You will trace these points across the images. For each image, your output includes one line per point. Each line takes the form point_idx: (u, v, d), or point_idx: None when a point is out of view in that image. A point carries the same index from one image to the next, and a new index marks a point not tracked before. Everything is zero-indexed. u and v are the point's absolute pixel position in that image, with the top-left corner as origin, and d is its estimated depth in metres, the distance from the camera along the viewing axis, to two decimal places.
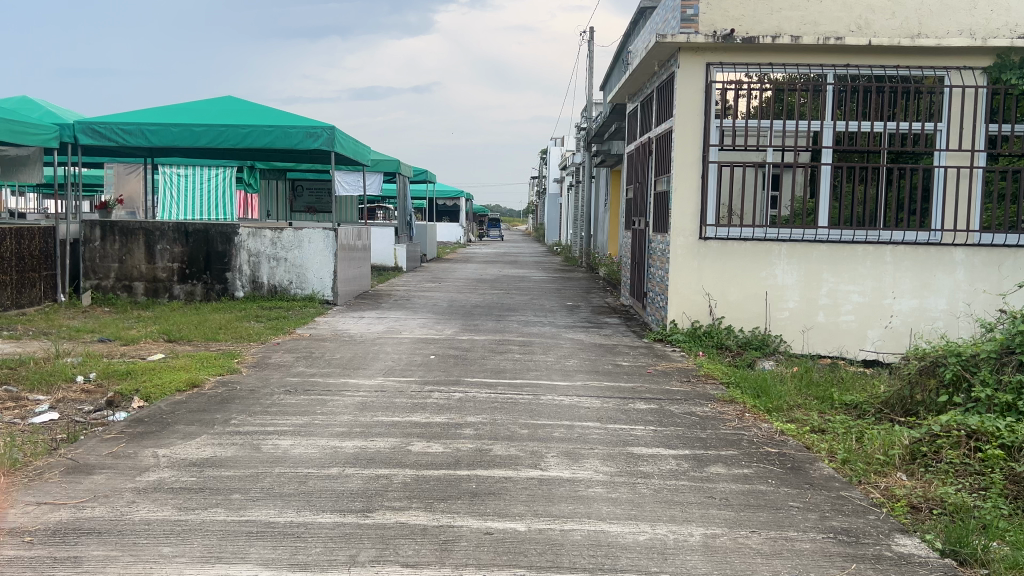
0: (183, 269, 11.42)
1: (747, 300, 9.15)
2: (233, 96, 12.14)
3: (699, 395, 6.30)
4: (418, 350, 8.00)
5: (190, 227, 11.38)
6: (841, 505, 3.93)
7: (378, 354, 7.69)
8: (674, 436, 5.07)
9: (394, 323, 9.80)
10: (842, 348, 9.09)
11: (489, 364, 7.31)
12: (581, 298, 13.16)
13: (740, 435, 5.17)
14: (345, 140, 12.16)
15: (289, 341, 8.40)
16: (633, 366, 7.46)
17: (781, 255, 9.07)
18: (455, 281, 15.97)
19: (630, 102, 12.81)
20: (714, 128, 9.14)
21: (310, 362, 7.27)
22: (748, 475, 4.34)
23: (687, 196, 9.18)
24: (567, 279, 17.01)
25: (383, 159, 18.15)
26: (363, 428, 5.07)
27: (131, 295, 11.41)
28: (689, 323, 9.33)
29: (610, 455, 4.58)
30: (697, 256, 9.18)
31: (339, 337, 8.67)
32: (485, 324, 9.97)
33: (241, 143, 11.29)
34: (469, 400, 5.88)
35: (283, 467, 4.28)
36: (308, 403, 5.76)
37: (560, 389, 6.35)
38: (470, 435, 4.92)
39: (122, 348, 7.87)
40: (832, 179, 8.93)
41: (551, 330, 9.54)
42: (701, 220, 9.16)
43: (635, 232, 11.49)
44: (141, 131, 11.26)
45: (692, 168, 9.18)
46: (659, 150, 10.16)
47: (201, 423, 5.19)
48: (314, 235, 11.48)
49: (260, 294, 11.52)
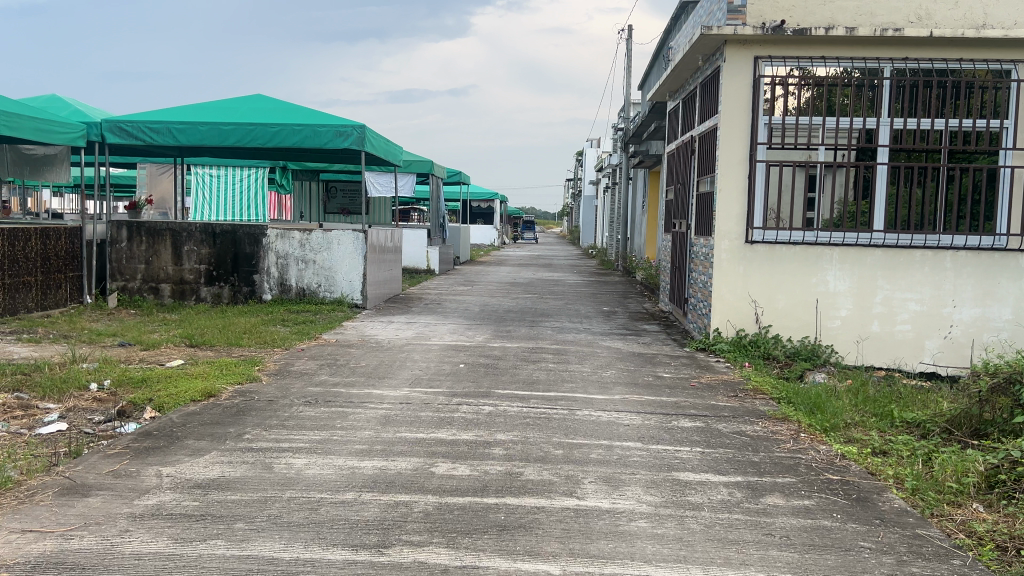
0: (210, 271, 11.16)
1: (796, 307, 8.65)
2: (263, 94, 11.89)
3: (749, 412, 5.83)
4: (447, 358, 7.61)
5: (218, 228, 11.13)
6: (919, 547, 3.45)
7: (405, 362, 7.32)
8: (724, 460, 4.61)
9: (424, 329, 9.43)
10: (898, 359, 8.54)
11: (522, 375, 6.90)
12: (618, 304, 12.70)
13: (797, 459, 4.70)
14: (376, 140, 11.85)
15: (313, 347, 8.06)
16: (675, 378, 7.00)
17: (832, 260, 8.55)
18: (488, 285, 15.58)
19: (670, 100, 12.35)
20: (761, 125, 8.66)
21: (334, 370, 6.91)
22: (810, 508, 3.88)
23: (732, 197, 8.71)
24: (604, 284, 16.54)
25: (417, 160, 17.85)
26: (384, 446, 4.68)
27: (158, 297, 11.19)
28: (734, 332, 8.84)
29: (654, 481, 4.15)
30: (743, 261, 8.71)
31: (366, 343, 8.31)
32: (518, 330, 9.56)
33: (270, 142, 11.01)
34: (500, 415, 5.47)
35: (295, 491, 3.90)
36: (328, 416, 5.39)
37: (598, 404, 5.92)
38: (499, 456, 4.52)
39: (141, 354, 7.58)
40: (889, 179, 8.43)
41: (587, 338, 9.10)
42: (747, 223, 8.67)
43: (676, 235, 11.03)
44: (169, 129, 11.05)
45: (738, 168, 8.70)
46: (702, 149, 9.70)
47: (212, 438, 4.83)
48: (344, 236, 11.18)
49: (288, 297, 11.23)
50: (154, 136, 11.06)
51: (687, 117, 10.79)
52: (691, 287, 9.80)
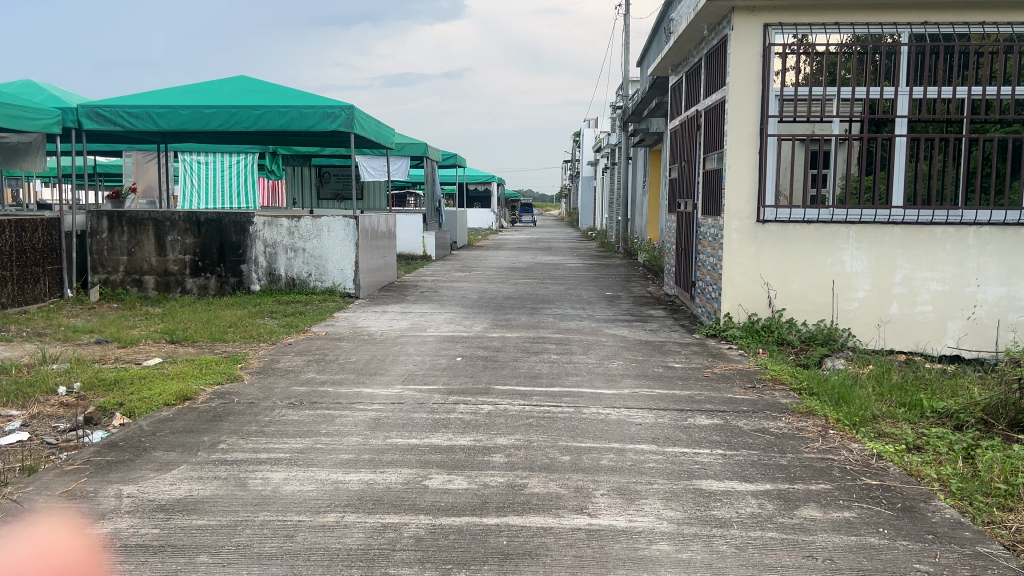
0: (195, 262, 10.69)
1: (811, 290, 8.20)
2: (246, 75, 11.35)
3: (769, 406, 5.36)
4: (443, 351, 7.14)
5: (202, 216, 10.65)
6: (982, 570, 3.00)
7: (398, 356, 6.86)
8: (749, 466, 4.15)
9: (419, 319, 8.97)
10: (919, 342, 8.10)
11: (523, 368, 6.43)
12: (621, 288, 12.22)
13: (829, 462, 4.24)
14: (366, 121, 11.33)
15: (302, 341, 7.60)
16: (687, 369, 6.53)
17: (849, 239, 8.08)
18: (486, 270, 15.10)
19: (673, 72, 11.84)
20: (773, 97, 8.16)
21: (322, 367, 6.45)
22: (852, 521, 3.43)
23: (743, 174, 8.22)
24: (605, 267, 16.06)
25: (410, 142, 17.32)
26: (373, 455, 4.23)
27: (141, 290, 10.72)
28: (746, 317, 8.40)
29: (674, 493, 3.70)
30: (754, 242, 8.24)
31: (357, 336, 7.84)
32: (518, 318, 9.10)
33: (253, 126, 10.50)
34: (500, 415, 5.02)
35: (269, 513, 3.45)
36: (314, 420, 4.94)
37: (606, 400, 5.46)
38: (500, 465, 4.07)
39: (117, 353, 7.12)
40: (908, 152, 7.94)
41: (591, 326, 8.64)
42: (759, 201, 8.18)
43: (681, 215, 10.55)
44: (148, 114, 10.55)
45: (748, 143, 8.19)
46: (709, 124, 9.21)
47: (183, 449, 4.37)
48: (334, 223, 10.68)
49: (277, 288, 10.76)
50: (133, 122, 10.57)
51: (692, 91, 10.28)
52: (699, 270, 9.34)
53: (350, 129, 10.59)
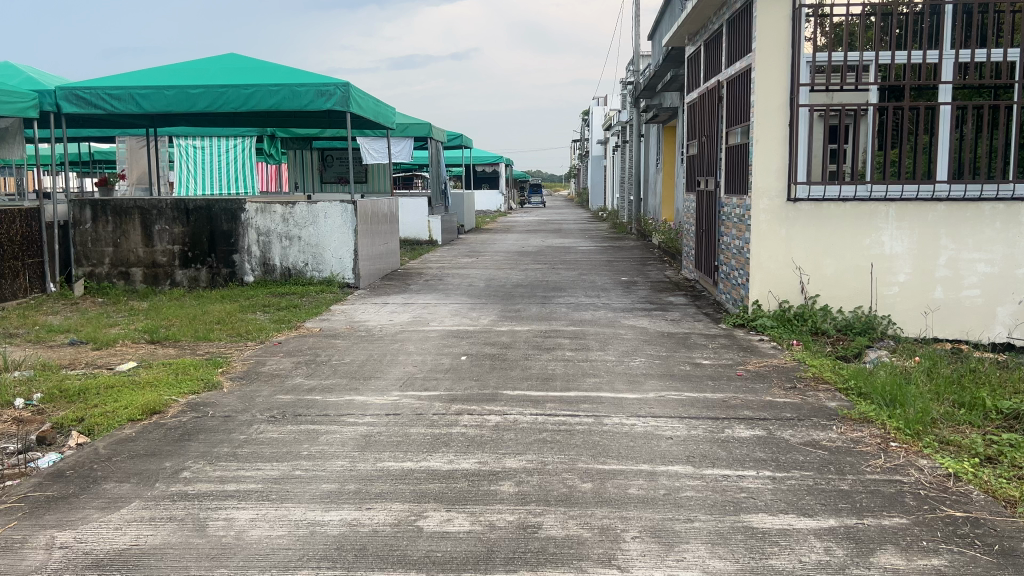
0: (185, 252, 10.07)
1: (847, 274, 7.51)
2: (235, 53, 10.67)
3: (816, 413, 4.71)
4: (446, 349, 6.49)
5: (190, 204, 10.01)
6: None
7: (397, 356, 6.20)
8: (805, 493, 3.49)
9: (422, 311, 8.32)
10: (965, 330, 7.41)
11: (534, 369, 5.77)
12: (638, 273, 11.53)
13: (899, 486, 3.56)
14: (363, 100, 10.64)
15: (292, 340, 6.95)
16: (717, 366, 5.85)
17: (889, 217, 7.38)
18: (494, 255, 14.44)
19: (690, 42, 11.09)
20: (804, 64, 7.41)
21: (312, 371, 5.81)
22: (944, 572, 2.78)
23: (772, 149, 7.49)
24: (618, 250, 15.37)
25: (413, 122, 16.61)
26: (359, 486, 3.59)
27: (129, 283, 10.11)
28: (776, 305, 7.71)
29: (720, 534, 3.06)
30: (785, 222, 7.53)
31: (354, 333, 7.19)
32: (528, 309, 8.44)
33: (242, 106, 9.84)
34: (509, 429, 4.37)
35: (227, 571, 2.82)
36: (295, 438, 4.29)
37: (629, 407, 4.80)
38: (510, 496, 3.43)
39: (91, 356, 6.48)
40: (954, 121, 7.20)
41: (607, 316, 7.97)
42: (790, 177, 7.46)
43: (701, 194, 9.86)
44: (131, 95, 9.90)
45: (778, 115, 7.46)
46: (732, 95, 8.49)
47: (139, 479, 3.74)
48: (330, 209, 10.04)
49: (272, 278, 10.13)
50: (116, 104, 9.91)
51: (712, 60, 9.55)
52: (723, 254, 8.66)
53: (346, 108, 9.92)
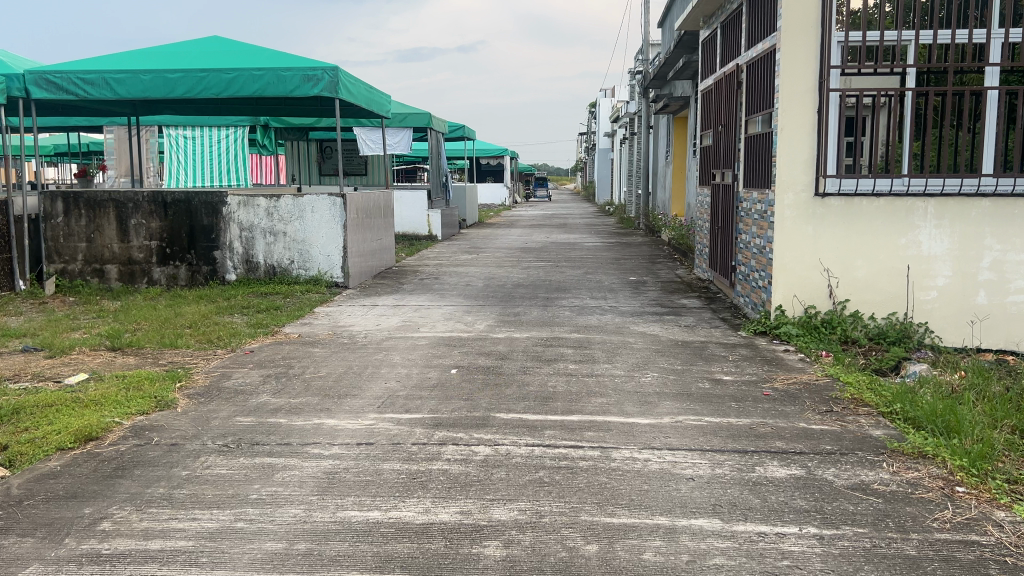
0: (163, 248, 9.40)
1: (880, 277, 6.82)
2: (218, 36, 9.99)
3: (859, 445, 4.03)
4: (435, 360, 5.80)
5: (169, 197, 9.33)
6: None
7: (378, 370, 5.52)
8: (861, 560, 2.80)
9: (413, 315, 7.63)
10: (1012, 340, 6.70)
11: (533, 387, 5.08)
12: (647, 272, 10.84)
13: (978, 552, 2.87)
14: (355, 87, 9.96)
15: (266, 348, 6.26)
16: (740, 385, 5.15)
17: (926, 214, 6.68)
18: (495, 252, 13.74)
19: (704, 26, 10.40)
20: (835, 45, 6.70)
21: (281, 388, 5.13)
22: None
23: (798, 139, 6.79)
24: (626, 246, 14.68)
25: (412, 112, 15.91)
26: (311, 546, 2.91)
27: (103, 281, 9.43)
28: (801, 310, 7.01)
29: None
30: (812, 220, 6.83)
31: (336, 340, 6.51)
32: (529, 313, 7.76)
33: (224, 92, 9.18)
34: (500, 466, 3.68)
35: None
36: (245, 475, 3.61)
37: (642, 437, 4.11)
38: (497, 563, 2.76)
39: (39, 365, 5.78)
40: (1002, 107, 6.49)
41: (615, 322, 7.27)
42: (819, 170, 6.75)
43: (717, 188, 9.18)
44: (105, 80, 9.22)
45: (806, 101, 6.76)
46: (754, 80, 7.79)
47: (47, 534, 3.06)
48: (318, 202, 9.36)
49: (256, 277, 9.47)
50: (89, 89, 9.24)
51: (730, 43, 8.85)
52: (741, 253, 7.97)
53: (335, 94, 9.24)
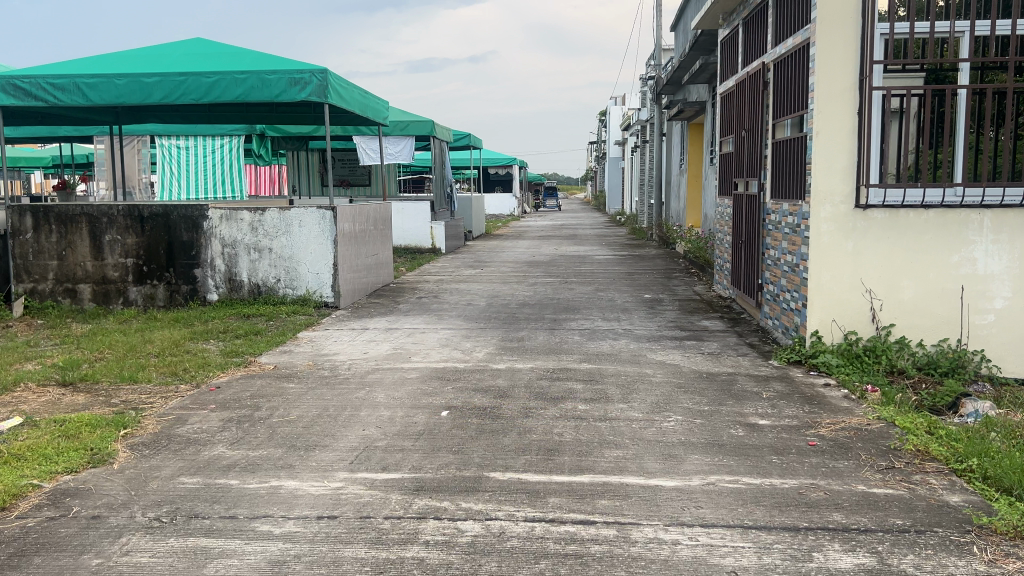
0: (139, 267, 8.68)
1: (929, 299, 6.04)
2: (201, 38, 9.31)
3: (937, 520, 3.25)
4: (424, 398, 5.04)
5: (145, 211, 8.61)
6: None
7: (357, 412, 4.76)
8: None
9: (405, 341, 6.88)
10: None
11: (536, 435, 4.31)
12: (663, 289, 10.08)
13: None
14: (347, 92, 9.26)
15: (234, 384, 5.52)
16: (780, 432, 4.36)
17: (982, 229, 5.92)
18: (501, 266, 13.00)
19: (724, 25, 9.66)
20: (879, 38, 5.95)
21: (240, 437, 4.37)
22: None
23: (836, 144, 6.02)
24: (639, 260, 13.90)
25: (414, 120, 15.21)
26: None
27: (75, 302, 8.71)
28: (841, 337, 6.21)
29: None
30: (852, 234, 6.06)
31: (315, 373, 5.75)
32: (535, 338, 7.00)
33: (204, 97, 8.47)
34: (492, 553, 2.93)
35: None
36: (170, 567, 2.87)
37: (668, 507, 3.35)
38: None
39: None
40: None
41: (630, 349, 6.49)
42: (860, 178, 5.98)
43: (740, 198, 8.41)
44: (77, 85, 8.54)
45: (845, 101, 6.00)
46: (783, 80, 7.04)
47: None
48: (305, 215, 8.65)
49: (239, 297, 8.76)
50: (59, 95, 8.56)
51: (754, 41, 8.10)
52: (769, 271, 7.21)
53: (324, 99, 8.53)
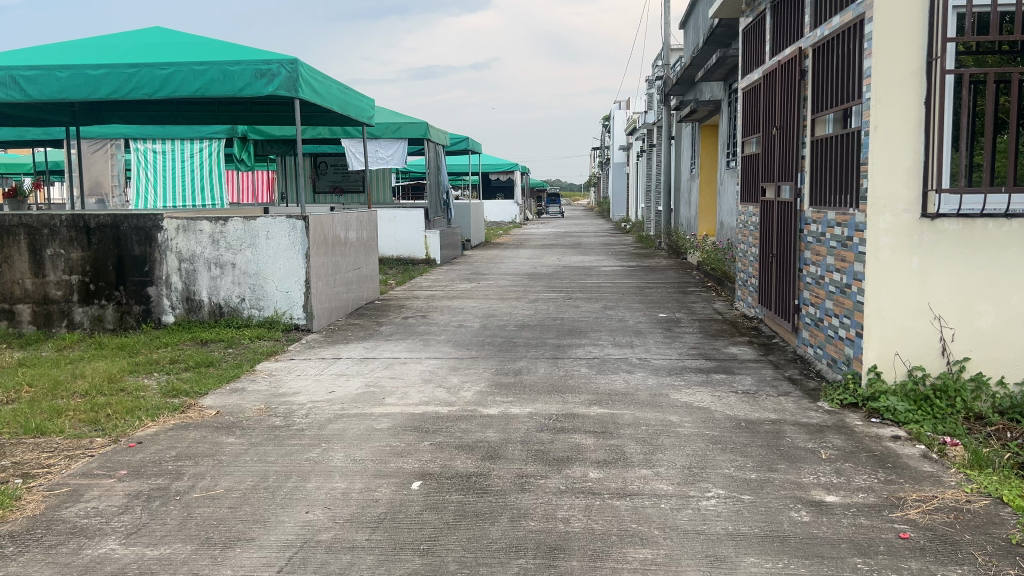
0: (86, 284, 7.62)
1: (1011, 328, 4.98)
2: (159, 27, 8.28)
3: None
4: (393, 462, 3.96)
5: (92, 221, 7.56)
6: None
7: (304, 484, 3.69)
8: None
9: (381, 376, 5.81)
10: None
11: (534, 523, 3.23)
12: (678, 307, 9.00)
13: None
14: (324, 87, 8.23)
15: (161, 438, 4.43)
16: (857, 517, 3.29)
17: None
18: (499, 279, 11.93)
19: (746, 13, 8.62)
20: (953, 12, 4.88)
21: (143, 524, 3.30)
22: None
23: (897, 141, 4.95)
24: (649, 271, 12.82)
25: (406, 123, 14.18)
26: None
27: (13, 325, 7.64)
28: (904, 374, 5.11)
29: None
30: (918, 250, 4.98)
31: (265, 423, 4.68)
32: (535, 371, 5.92)
33: (158, 92, 7.44)
34: None
35: None
36: None
37: None
38: None
39: None
40: None
41: (648, 387, 5.41)
42: (928, 182, 4.91)
43: (769, 206, 7.35)
44: (14, 79, 7.51)
45: (909, 89, 4.93)
46: (826, 67, 5.98)
47: None
48: (273, 226, 7.60)
49: (199, 318, 7.72)
50: None
51: (787, 26, 7.05)
52: (810, 291, 6.15)
53: (294, 93, 7.47)
